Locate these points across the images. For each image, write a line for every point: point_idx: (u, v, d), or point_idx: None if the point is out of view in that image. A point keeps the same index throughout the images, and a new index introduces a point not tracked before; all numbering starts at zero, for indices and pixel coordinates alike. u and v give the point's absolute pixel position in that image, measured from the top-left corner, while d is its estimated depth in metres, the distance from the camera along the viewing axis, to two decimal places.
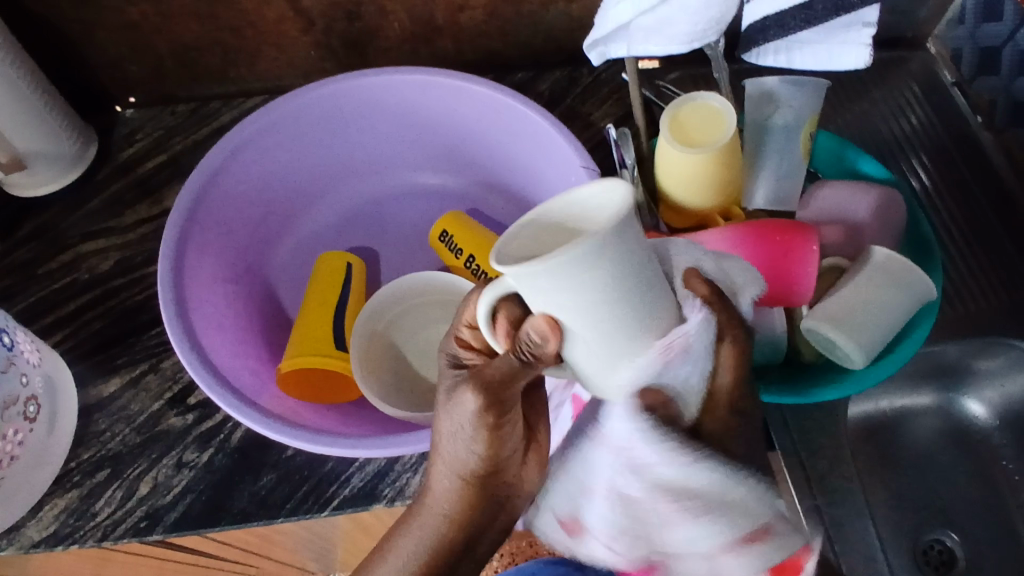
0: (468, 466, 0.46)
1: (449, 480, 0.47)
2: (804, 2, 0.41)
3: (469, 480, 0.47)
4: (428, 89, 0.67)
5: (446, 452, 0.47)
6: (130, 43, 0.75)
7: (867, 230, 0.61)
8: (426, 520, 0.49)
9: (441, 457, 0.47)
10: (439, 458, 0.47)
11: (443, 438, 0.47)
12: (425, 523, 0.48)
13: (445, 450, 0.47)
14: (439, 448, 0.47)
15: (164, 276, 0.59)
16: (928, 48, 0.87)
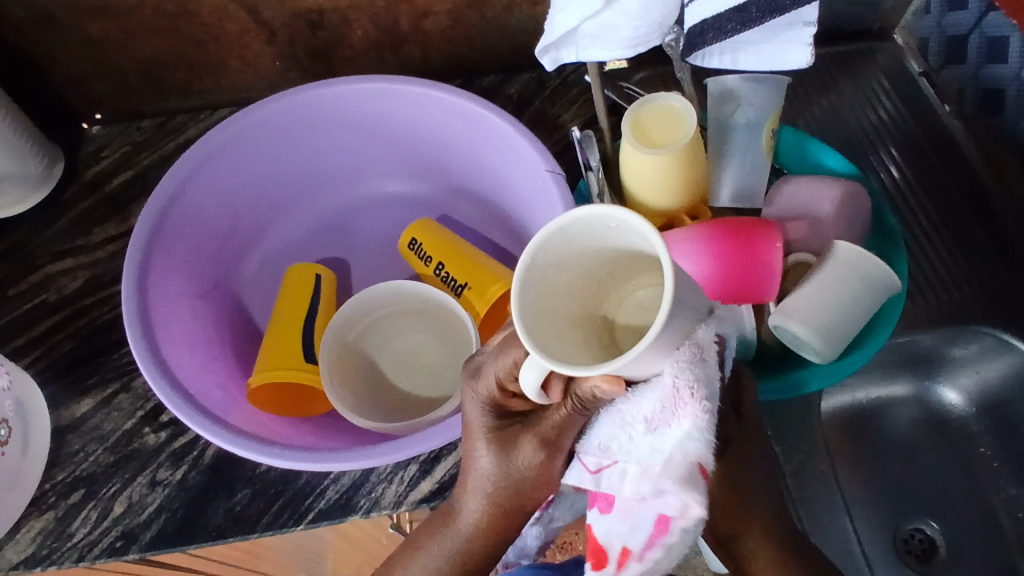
0: (500, 493, 0.49)
1: (475, 504, 0.50)
2: (739, 4, 0.42)
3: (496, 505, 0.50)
4: (393, 97, 0.67)
5: (482, 484, 0.49)
6: (93, 61, 0.75)
7: (829, 223, 0.62)
8: (452, 538, 0.52)
9: (471, 487, 0.50)
10: (469, 485, 0.50)
11: (475, 469, 0.49)
12: (448, 539, 0.52)
13: (473, 476, 0.50)
14: (478, 482, 0.50)
15: (128, 295, 0.58)
16: (895, 39, 0.86)
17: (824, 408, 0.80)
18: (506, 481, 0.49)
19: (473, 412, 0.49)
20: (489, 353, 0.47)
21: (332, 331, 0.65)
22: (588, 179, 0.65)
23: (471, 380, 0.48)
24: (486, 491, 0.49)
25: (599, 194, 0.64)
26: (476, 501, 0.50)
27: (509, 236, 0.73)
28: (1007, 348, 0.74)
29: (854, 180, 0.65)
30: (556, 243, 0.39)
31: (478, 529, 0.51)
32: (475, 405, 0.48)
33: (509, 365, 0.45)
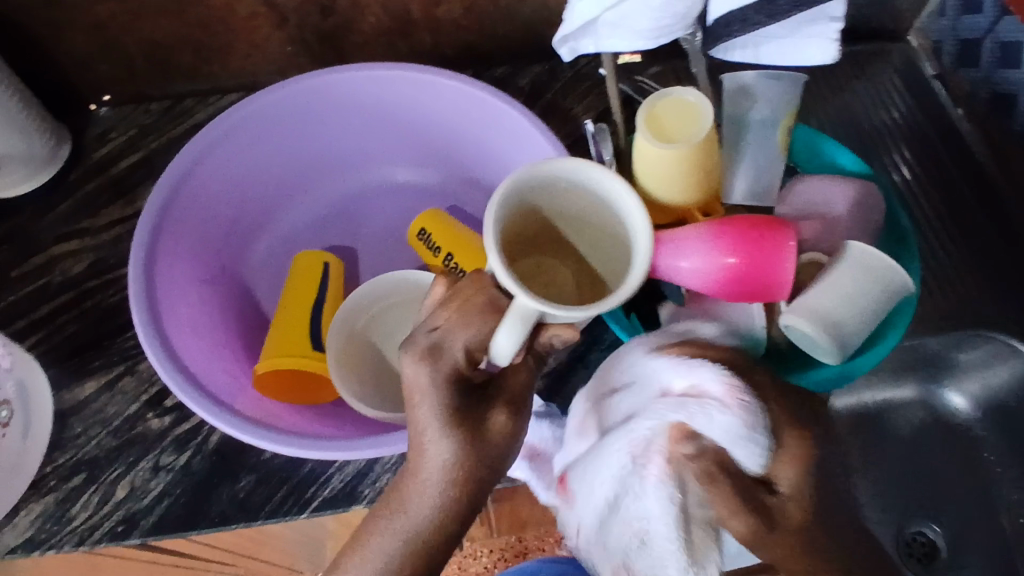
0: (459, 475, 0.43)
1: (430, 494, 0.44)
2: None
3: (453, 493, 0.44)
4: (404, 83, 0.67)
5: (434, 467, 0.43)
6: (100, 42, 0.74)
7: (844, 220, 0.61)
8: (400, 533, 0.45)
9: (421, 480, 0.44)
10: (420, 482, 0.44)
11: (426, 460, 0.43)
12: (397, 540, 0.45)
13: (422, 471, 0.44)
14: (427, 465, 0.43)
15: (135, 278, 0.58)
16: (908, 40, 0.86)
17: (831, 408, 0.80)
18: (469, 465, 0.43)
19: (422, 404, 0.43)
20: (447, 327, 0.43)
21: (340, 319, 0.64)
22: None
23: (412, 357, 0.43)
24: (440, 481, 0.43)
25: None
26: (432, 495, 0.44)
27: None
28: (1013, 353, 0.72)
29: (867, 179, 0.64)
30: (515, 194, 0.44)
31: (433, 528, 0.44)
32: (432, 389, 0.43)
33: (481, 332, 0.42)
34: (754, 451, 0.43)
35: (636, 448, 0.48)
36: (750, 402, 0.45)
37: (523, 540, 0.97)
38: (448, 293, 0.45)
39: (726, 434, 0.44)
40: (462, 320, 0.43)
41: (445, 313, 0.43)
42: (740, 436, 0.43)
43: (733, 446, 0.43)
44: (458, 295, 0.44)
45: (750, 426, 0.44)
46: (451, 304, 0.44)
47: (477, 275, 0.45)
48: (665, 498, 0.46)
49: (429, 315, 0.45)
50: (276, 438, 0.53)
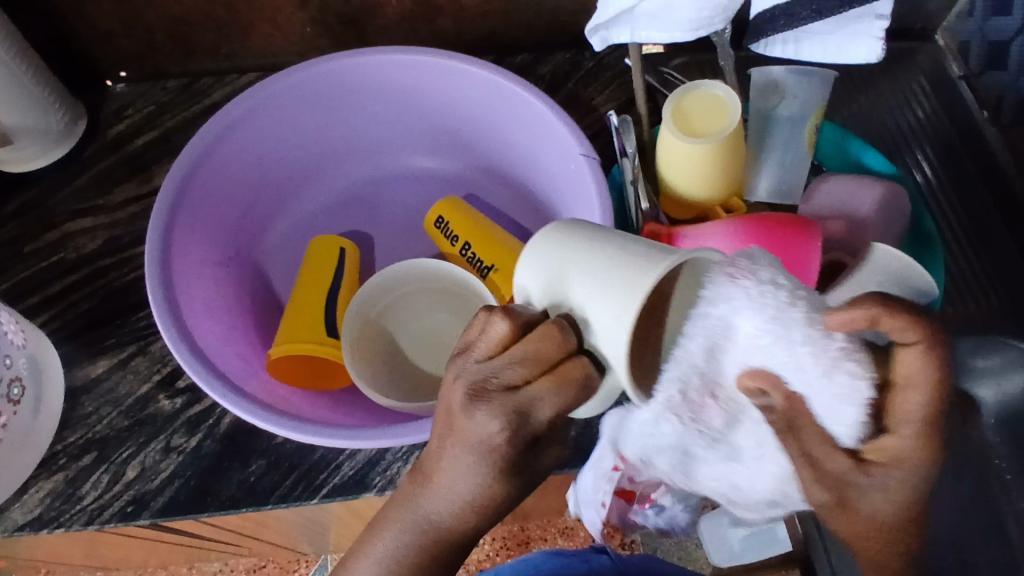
0: (478, 497, 0.42)
1: (446, 506, 0.43)
2: None
3: (469, 509, 0.42)
4: (426, 69, 0.66)
5: (449, 484, 0.42)
6: (120, 17, 0.73)
7: (872, 222, 0.59)
8: (413, 537, 0.44)
9: (439, 491, 0.43)
10: (436, 486, 0.43)
11: (445, 479, 0.42)
12: (407, 535, 0.44)
13: (447, 485, 0.42)
14: (445, 484, 0.42)
15: (152, 259, 0.57)
16: (936, 40, 0.84)
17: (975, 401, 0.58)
18: (501, 494, 0.42)
19: (471, 449, 0.40)
20: (534, 389, 0.40)
21: (357, 304, 0.63)
22: (623, 166, 0.64)
23: (485, 410, 0.40)
24: (462, 500, 0.42)
25: (633, 180, 0.63)
26: (448, 508, 0.43)
27: (535, 219, 0.71)
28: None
29: (894, 180, 0.63)
30: (640, 269, 0.39)
31: (451, 537, 0.43)
32: (491, 444, 0.40)
33: (565, 406, 0.40)
34: (801, 340, 0.37)
35: (675, 403, 0.40)
36: (755, 265, 0.39)
37: (525, 528, 0.98)
38: (524, 348, 0.40)
39: (720, 304, 0.40)
40: (556, 393, 0.40)
41: (526, 372, 0.40)
42: (733, 290, 0.39)
43: (763, 329, 0.38)
44: (543, 356, 0.40)
45: (770, 289, 0.38)
46: (534, 365, 0.40)
47: (561, 336, 0.40)
48: (754, 426, 0.41)
49: (499, 365, 0.41)
50: (288, 426, 0.53)
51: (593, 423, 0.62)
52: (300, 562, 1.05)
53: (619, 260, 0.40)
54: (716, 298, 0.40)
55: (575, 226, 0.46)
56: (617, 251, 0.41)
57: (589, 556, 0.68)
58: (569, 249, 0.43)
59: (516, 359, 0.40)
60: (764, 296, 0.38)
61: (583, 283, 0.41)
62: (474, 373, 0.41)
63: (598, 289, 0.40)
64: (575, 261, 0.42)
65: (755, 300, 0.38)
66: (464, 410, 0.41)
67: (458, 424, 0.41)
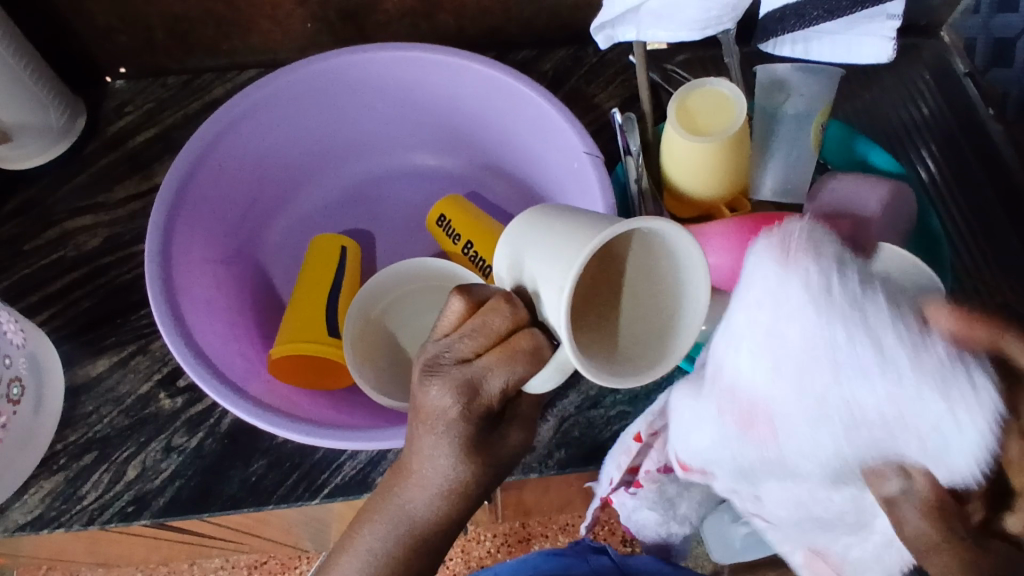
0: (451, 481, 0.42)
1: (419, 492, 0.43)
2: None
3: (446, 495, 0.42)
4: (429, 67, 0.65)
5: (421, 468, 0.42)
6: (118, 13, 0.72)
7: (878, 222, 0.58)
8: (390, 527, 0.43)
9: (415, 481, 0.43)
10: (411, 476, 0.43)
11: (421, 466, 0.42)
12: (388, 530, 0.43)
13: (422, 474, 0.42)
14: (416, 468, 0.42)
15: (152, 259, 0.57)
16: (940, 36, 0.83)
17: None
18: (470, 479, 0.42)
19: (435, 430, 0.41)
20: (482, 363, 0.39)
21: (358, 302, 0.63)
22: (626, 164, 0.64)
23: (437, 385, 0.40)
24: (437, 488, 0.42)
25: (637, 178, 0.63)
26: (423, 495, 0.42)
27: None
28: None
29: (900, 179, 0.63)
30: (580, 243, 0.38)
31: (429, 527, 0.43)
32: (449, 419, 0.40)
33: (512, 379, 0.39)
34: (875, 362, 0.32)
35: (736, 416, 0.40)
36: (816, 246, 0.35)
37: (526, 525, 0.97)
38: (471, 321, 0.40)
39: (778, 307, 0.35)
40: (503, 365, 0.39)
41: (474, 346, 0.40)
42: (797, 286, 0.34)
43: (813, 329, 0.34)
44: (490, 330, 0.39)
45: (846, 295, 0.33)
46: (483, 337, 0.39)
47: (507, 309, 0.39)
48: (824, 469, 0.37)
49: (450, 341, 0.40)
50: (288, 427, 0.53)
51: (597, 423, 0.62)
52: (301, 558, 1.05)
53: (567, 234, 0.39)
54: (779, 294, 0.35)
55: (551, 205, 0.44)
56: (567, 226, 0.40)
57: (589, 556, 0.69)
58: (530, 226, 0.42)
59: (465, 333, 0.40)
60: (828, 300, 0.33)
61: (535, 260, 0.40)
62: (430, 349, 0.41)
63: (547, 265, 0.39)
64: (531, 237, 0.41)
65: (819, 300, 0.33)
66: (421, 386, 0.41)
67: (422, 404, 0.41)
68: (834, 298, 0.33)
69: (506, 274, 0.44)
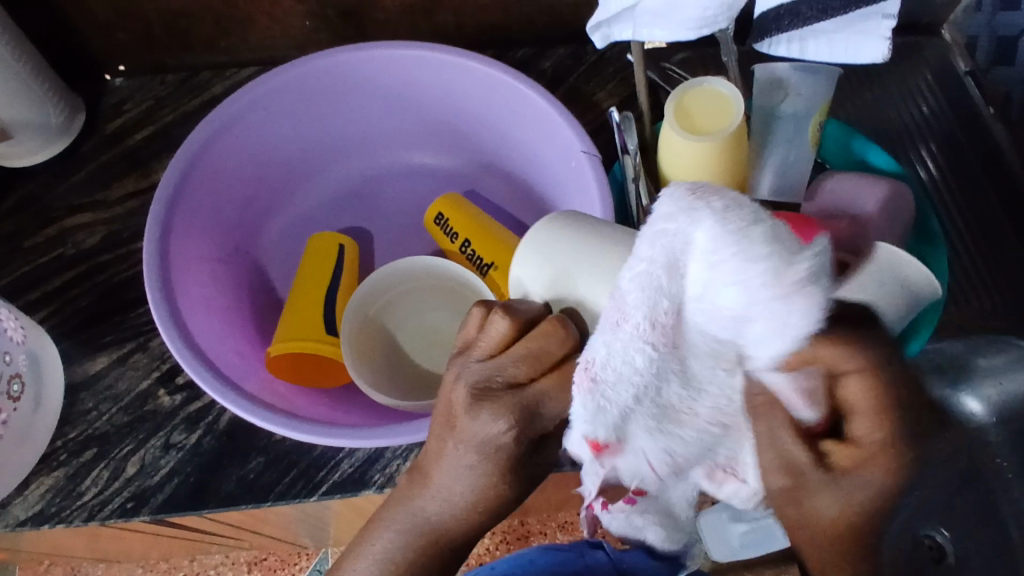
0: (480, 499, 0.41)
1: (445, 506, 0.42)
2: None
3: (472, 513, 0.42)
4: (426, 65, 0.65)
5: (448, 483, 0.42)
6: (116, 9, 0.72)
7: (873, 221, 0.59)
8: (409, 535, 0.43)
9: (437, 492, 0.42)
10: (434, 487, 0.42)
11: (445, 479, 0.42)
12: (404, 536, 0.44)
13: (446, 485, 0.42)
14: (444, 485, 0.42)
15: (150, 257, 0.57)
16: (943, 35, 0.83)
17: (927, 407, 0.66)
18: (500, 497, 0.41)
19: (474, 450, 0.40)
20: (536, 387, 0.40)
21: (355, 303, 0.63)
22: (625, 163, 0.63)
23: (488, 409, 0.40)
24: (460, 500, 0.42)
25: (635, 178, 0.63)
26: (447, 510, 0.42)
27: (536, 215, 0.71)
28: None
29: (898, 178, 0.63)
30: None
31: (447, 537, 0.43)
32: (493, 442, 0.40)
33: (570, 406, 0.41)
34: (753, 267, 0.34)
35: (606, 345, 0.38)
36: (719, 196, 0.37)
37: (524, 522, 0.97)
38: (526, 345, 0.41)
39: (670, 243, 0.37)
40: (559, 390, 0.40)
41: (528, 369, 0.41)
42: (688, 214, 0.36)
43: (696, 248, 0.36)
44: (545, 354, 0.41)
45: (737, 223, 0.35)
46: (537, 362, 0.41)
47: (564, 335, 0.41)
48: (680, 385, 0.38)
49: (502, 363, 0.41)
50: (285, 425, 0.53)
51: None
52: (301, 555, 1.05)
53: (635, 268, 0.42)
54: (672, 233, 0.36)
55: (577, 217, 0.47)
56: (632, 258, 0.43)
57: (586, 551, 0.69)
58: (578, 247, 0.44)
59: (518, 357, 0.41)
60: (724, 222, 0.35)
61: (594, 284, 0.43)
62: (477, 371, 0.41)
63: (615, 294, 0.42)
64: (585, 260, 0.43)
65: (721, 221, 0.35)
66: (465, 409, 0.41)
67: (460, 423, 0.41)
68: (732, 219, 0.35)
69: (540, 286, 0.45)
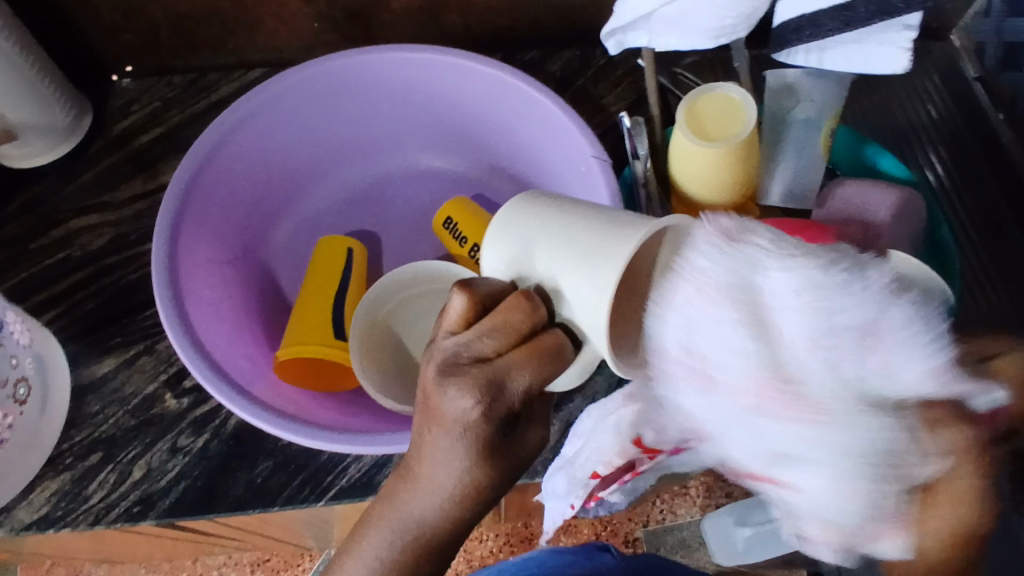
0: (461, 488, 0.40)
1: (427, 495, 0.41)
2: (843, 3, 0.40)
3: (456, 502, 0.41)
4: (435, 68, 0.65)
5: (429, 471, 0.41)
6: (124, 11, 0.72)
7: (885, 229, 0.59)
8: (395, 527, 0.42)
9: (422, 482, 0.41)
10: (418, 480, 0.41)
11: (428, 470, 0.41)
12: (393, 536, 0.42)
13: (432, 480, 0.41)
14: (422, 470, 0.41)
15: (158, 261, 0.57)
16: (951, 40, 0.83)
17: None
18: (481, 483, 0.40)
19: (449, 433, 0.39)
20: (503, 360, 0.39)
21: (363, 308, 0.62)
22: (634, 168, 0.63)
23: (456, 385, 0.38)
24: (446, 495, 0.41)
25: (645, 183, 0.63)
26: (430, 499, 0.41)
27: None
28: None
29: (910, 185, 0.63)
30: (617, 240, 0.39)
31: (437, 531, 0.42)
32: (465, 423, 0.39)
33: (537, 375, 0.39)
34: (845, 283, 0.33)
35: (699, 372, 0.35)
36: (744, 225, 0.37)
37: (529, 525, 0.97)
38: (492, 319, 0.40)
39: (734, 275, 0.34)
40: (528, 363, 0.39)
41: (493, 342, 0.40)
42: (736, 250, 0.35)
43: (764, 279, 0.34)
44: (513, 329, 0.40)
45: (786, 249, 0.35)
46: (504, 336, 0.40)
47: (530, 307, 0.40)
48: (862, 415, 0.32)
49: (470, 339, 0.40)
50: (291, 431, 0.52)
51: None
52: (304, 556, 1.05)
53: (594, 234, 0.40)
54: (737, 269, 0.35)
55: (540, 196, 0.46)
56: (592, 224, 0.41)
57: (593, 554, 0.67)
58: (538, 223, 0.43)
59: (483, 331, 0.40)
60: (783, 249, 0.35)
61: (557, 254, 0.42)
62: (444, 350, 0.40)
63: (573, 260, 0.40)
64: (546, 233, 0.43)
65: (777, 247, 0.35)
66: (436, 388, 0.39)
67: (433, 404, 0.39)
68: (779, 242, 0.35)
69: (503, 266, 0.45)
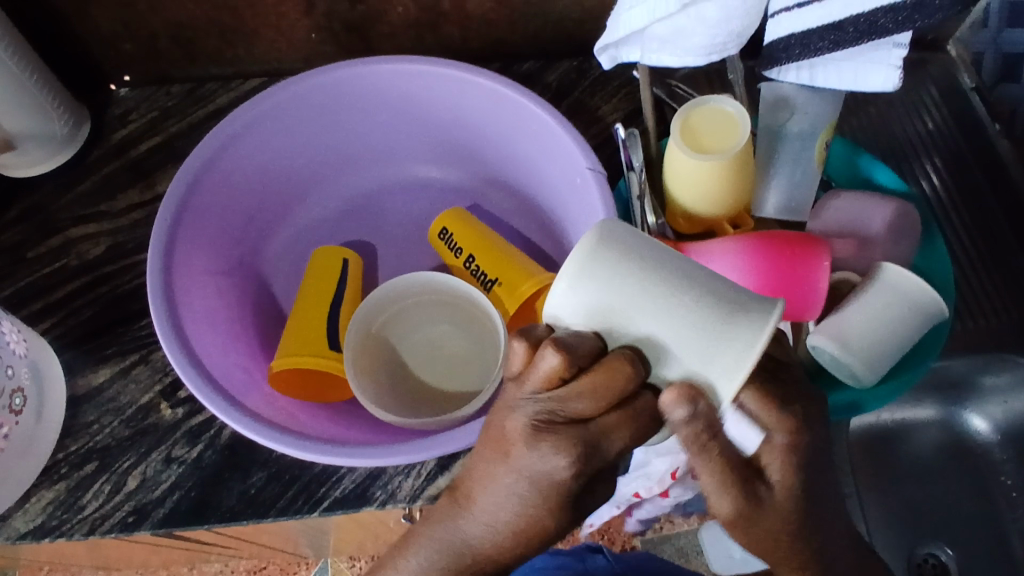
0: (518, 525, 0.40)
1: (481, 526, 0.41)
2: (832, 23, 0.40)
3: (509, 537, 0.40)
4: (433, 81, 0.65)
5: (484, 501, 0.41)
6: (123, 21, 0.72)
7: (880, 243, 0.60)
8: (443, 554, 0.42)
9: (477, 513, 0.41)
10: (475, 508, 0.41)
11: (483, 499, 0.41)
12: (442, 561, 0.42)
13: (490, 510, 0.40)
14: (476, 500, 0.41)
15: (153, 270, 0.57)
16: (948, 50, 0.82)
17: (851, 425, 0.77)
18: (543, 523, 0.39)
19: (524, 475, 0.39)
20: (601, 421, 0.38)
21: (358, 318, 0.63)
22: (629, 180, 0.63)
23: (550, 442, 0.38)
24: (501, 526, 0.40)
25: (640, 195, 0.62)
26: (485, 528, 0.41)
27: (542, 231, 0.71)
28: None
29: (905, 199, 0.63)
30: (750, 330, 0.37)
31: (484, 564, 0.41)
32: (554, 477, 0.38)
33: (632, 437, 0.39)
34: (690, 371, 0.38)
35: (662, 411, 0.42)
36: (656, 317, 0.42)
37: None
38: (592, 381, 0.38)
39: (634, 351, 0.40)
40: (624, 426, 0.38)
41: (589, 406, 0.38)
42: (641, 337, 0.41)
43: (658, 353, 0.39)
44: (613, 393, 0.38)
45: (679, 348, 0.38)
46: (603, 398, 0.38)
47: (635, 375, 0.37)
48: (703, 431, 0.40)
49: (565, 398, 0.38)
50: (288, 444, 0.52)
51: None
52: (301, 565, 1.05)
53: (719, 314, 0.38)
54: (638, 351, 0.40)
55: (618, 239, 0.40)
56: (704, 311, 0.38)
57: (584, 555, 0.65)
58: (636, 288, 0.39)
59: (581, 392, 0.38)
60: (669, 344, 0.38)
61: (669, 322, 0.38)
62: (535, 407, 0.38)
63: (692, 334, 0.38)
64: (646, 307, 0.38)
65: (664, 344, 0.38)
66: (525, 443, 0.38)
67: (515, 453, 0.39)
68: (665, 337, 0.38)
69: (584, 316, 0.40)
